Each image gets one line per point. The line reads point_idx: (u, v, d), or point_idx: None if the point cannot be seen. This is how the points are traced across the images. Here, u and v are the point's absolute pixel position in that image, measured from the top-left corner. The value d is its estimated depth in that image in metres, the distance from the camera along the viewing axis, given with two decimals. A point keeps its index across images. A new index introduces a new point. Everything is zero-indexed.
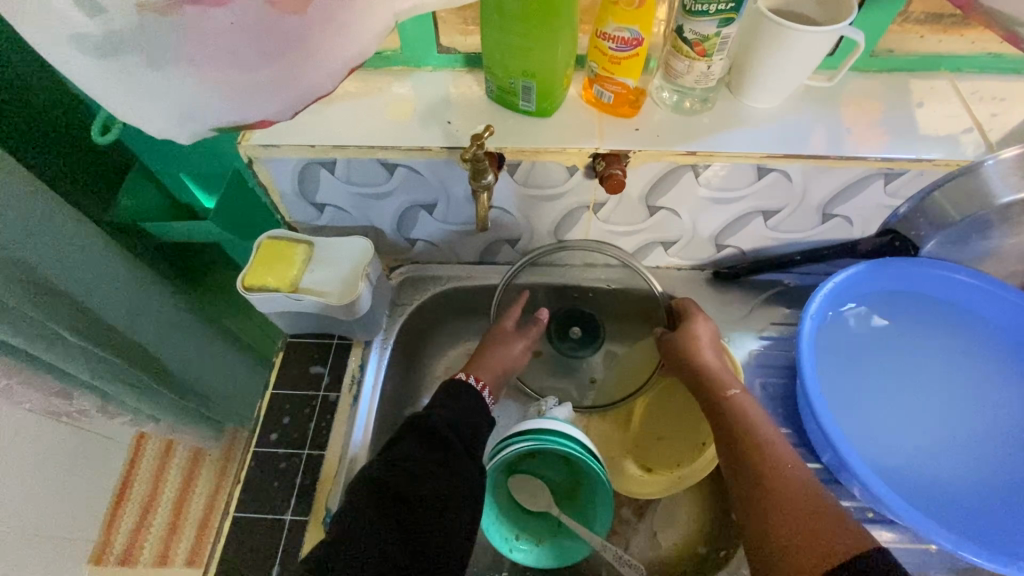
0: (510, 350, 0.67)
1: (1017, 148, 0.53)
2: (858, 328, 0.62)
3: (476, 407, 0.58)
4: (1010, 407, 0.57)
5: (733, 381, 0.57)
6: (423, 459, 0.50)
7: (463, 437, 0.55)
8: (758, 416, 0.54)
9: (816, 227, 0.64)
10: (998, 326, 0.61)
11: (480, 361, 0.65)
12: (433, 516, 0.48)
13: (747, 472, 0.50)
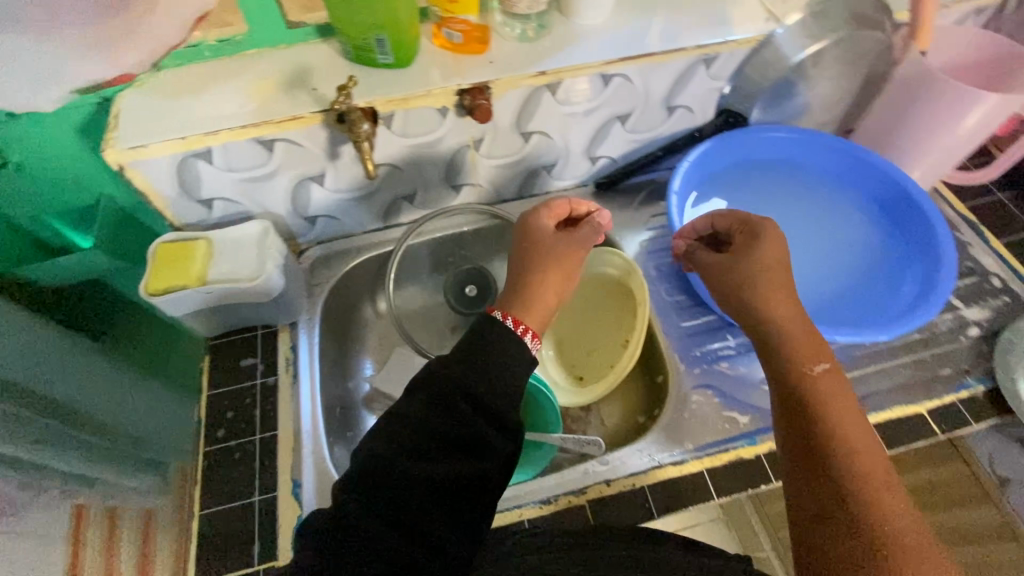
0: (555, 272, 0.58)
1: (797, 16, 0.65)
2: (719, 203, 0.72)
3: (509, 348, 0.48)
4: (830, 235, 0.71)
5: (818, 356, 0.50)
6: (437, 431, 0.43)
7: (488, 404, 0.45)
8: (829, 393, 0.48)
9: (665, 121, 0.74)
10: (821, 168, 0.73)
11: (526, 306, 0.55)
12: (455, 502, 0.42)
13: (807, 419, 0.47)
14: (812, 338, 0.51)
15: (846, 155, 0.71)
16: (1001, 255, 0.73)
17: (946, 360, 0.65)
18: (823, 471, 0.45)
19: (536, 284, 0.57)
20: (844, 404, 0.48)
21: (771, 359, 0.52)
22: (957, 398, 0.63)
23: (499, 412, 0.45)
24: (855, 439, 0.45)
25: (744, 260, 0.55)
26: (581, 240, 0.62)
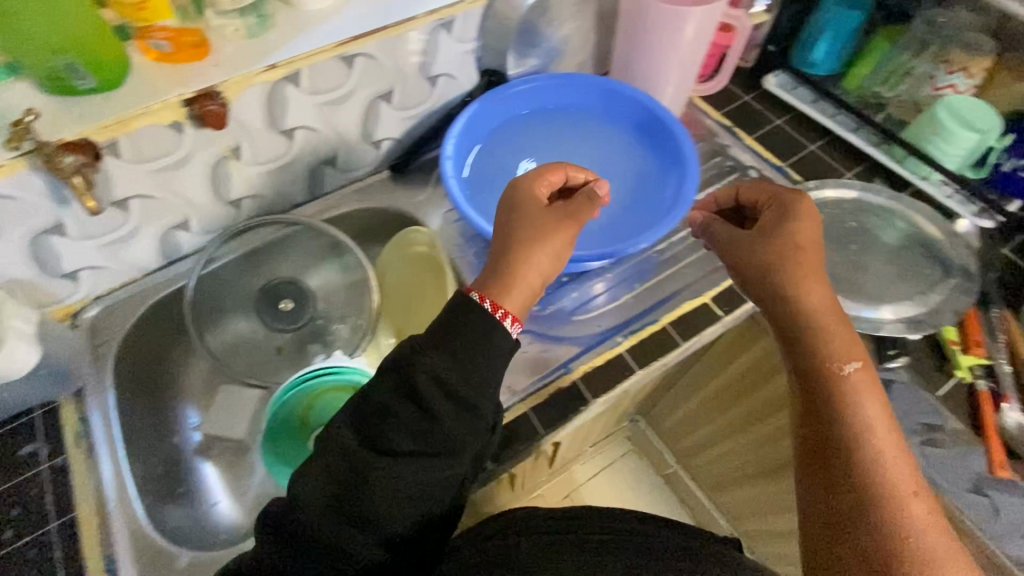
0: (562, 238, 0.55)
1: None
2: (492, 156, 0.72)
3: (484, 331, 0.49)
4: (609, 161, 0.73)
5: (853, 355, 0.54)
6: (399, 425, 0.48)
7: (461, 398, 0.48)
8: (860, 399, 0.53)
9: (432, 92, 0.74)
10: (581, 103, 0.76)
11: (506, 281, 0.52)
12: (418, 490, 0.47)
13: (850, 404, 0.52)
14: (839, 318, 0.56)
15: (598, 86, 0.74)
16: (754, 149, 0.82)
17: None
18: (828, 455, 0.52)
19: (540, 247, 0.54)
20: (866, 411, 0.52)
21: (802, 349, 0.56)
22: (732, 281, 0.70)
23: (468, 418, 0.49)
24: (878, 430, 0.51)
25: (774, 232, 0.58)
26: (580, 214, 0.56)
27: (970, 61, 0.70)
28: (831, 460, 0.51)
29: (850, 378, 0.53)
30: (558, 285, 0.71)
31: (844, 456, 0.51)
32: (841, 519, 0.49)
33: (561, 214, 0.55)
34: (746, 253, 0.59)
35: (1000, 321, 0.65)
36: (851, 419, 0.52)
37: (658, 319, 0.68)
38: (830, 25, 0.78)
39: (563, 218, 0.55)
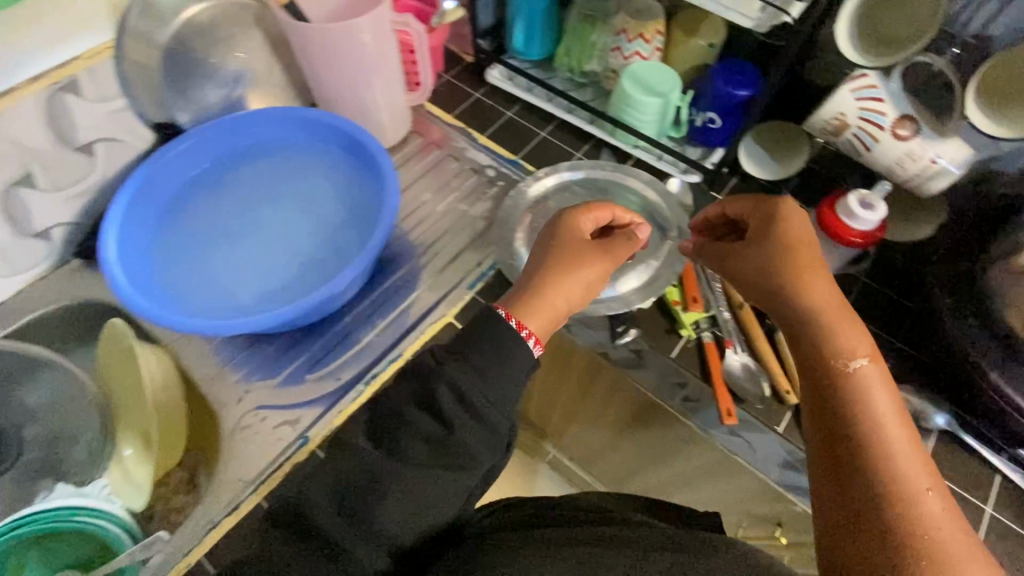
0: (580, 278, 0.57)
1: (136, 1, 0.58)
2: (181, 223, 0.65)
3: (506, 344, 0.50)
4: (314, 191, 0.67)
5: (861, 349, 0.47)
6: (478, 390, 0.48)
7: (461, 425, 0.47)
8: (874, 393, 0.45)
9: (93, 162, 0.65)
10: (280, 140, 0.70)
11: (540, 292, 0.55)
12: (411, 511, 0.43)
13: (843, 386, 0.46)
14: (845, 311, 0.49)
15: (289, 117, 0.68)
16: (489, 147, 0.80)
17: (460, 264, 0.70)
18: (858, 513, 0.41)
19: (567, 280, 0.56)
20: (880, 410, 0.44)
21: (802, 350, 0.49)
22: (474, 292, 0.67)
23: (490, 425, 0.47)
24: (897, 441, 0.43)
25: (760, 231, 0.53)
26: (614, 250, 0.59)
27: (642, 27, 0.70)
28: (862, 516, 0.41)
29: (857, 374, 0.46)
30: (291, 343, 0.65)
31: (891, 502, 0.40)
32: (862, 547, 0.39)
33: (568, 260, 0.57)
34: (733, 265, 0.54)
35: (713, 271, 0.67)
36: (844, 393, 0.45)
37: (401, 354, 0.64)
38: (522, 8, 0.75)
39: (605, 253, 0.58)
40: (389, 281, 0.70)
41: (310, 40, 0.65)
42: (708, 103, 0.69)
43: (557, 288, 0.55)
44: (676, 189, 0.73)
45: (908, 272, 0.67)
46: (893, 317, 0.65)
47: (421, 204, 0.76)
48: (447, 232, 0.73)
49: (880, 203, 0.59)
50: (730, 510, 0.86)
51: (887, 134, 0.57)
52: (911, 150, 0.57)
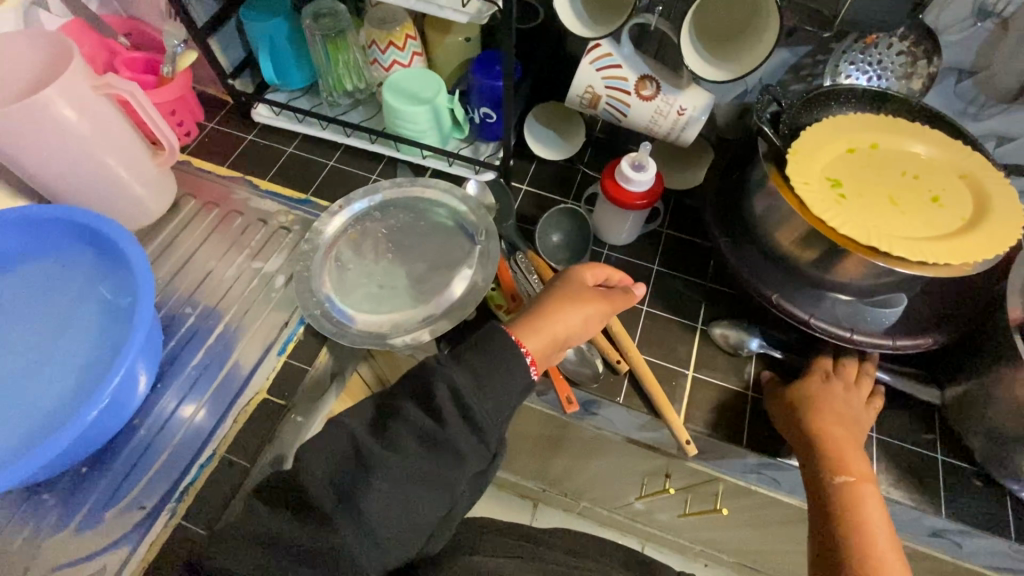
0: (576, 311, 0.54)
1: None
2: None
3: (507, 358, 0.46)
4: (57, 294, 0.57)
5: (864, 484, 0.49)
6: (479, 386, 0.45)
7: (463, 421, 0.43)
8: (873, 524, 0.47)
9: None
10: (6, 249, 0.59)
11: (538, 316, 0.53)
12: (397, 509, 0.40)
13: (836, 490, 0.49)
14: (846, 423, 0.53)
15: (8, 222, 0.58)
16: (273, 191, 0.73)
17: (265, 329, 0.64)
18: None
19: (560, 313, 0.53)
20: (880, 541, 0.46)
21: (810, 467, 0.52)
22: (285, 356, 0.62)
23: (483, 428, 0.43)
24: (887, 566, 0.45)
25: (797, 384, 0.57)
26: (614, 298, 0.58)
27: (389, 36, 0.66)
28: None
29: (856, 506, 0.48)
30: (79, 479, 0.55)
31: None
32: None
33: (573, 293, 0.56)
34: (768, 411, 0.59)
35: (524, 262, 0.66)
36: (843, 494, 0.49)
37: (214, 452, 0.57)
38: (261, 39, 0.69)
39: (593, 295, 0.56)
40: (187, 369, 0.62)
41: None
42: (478, 99, 0.69)
43: (554, 321, 0.53)
44: (475, 191, 0.71)
45: (695, 213, 0.72)
46: (699, 260, 0.69)
47: (209, 272, 0.68)
48: (245, 297, 0.66)
49: (650, 162, 0.61)
50: (627, 475, 0.85)
51: (634, 97, 0.60)
52: (658, 107, 0.60)
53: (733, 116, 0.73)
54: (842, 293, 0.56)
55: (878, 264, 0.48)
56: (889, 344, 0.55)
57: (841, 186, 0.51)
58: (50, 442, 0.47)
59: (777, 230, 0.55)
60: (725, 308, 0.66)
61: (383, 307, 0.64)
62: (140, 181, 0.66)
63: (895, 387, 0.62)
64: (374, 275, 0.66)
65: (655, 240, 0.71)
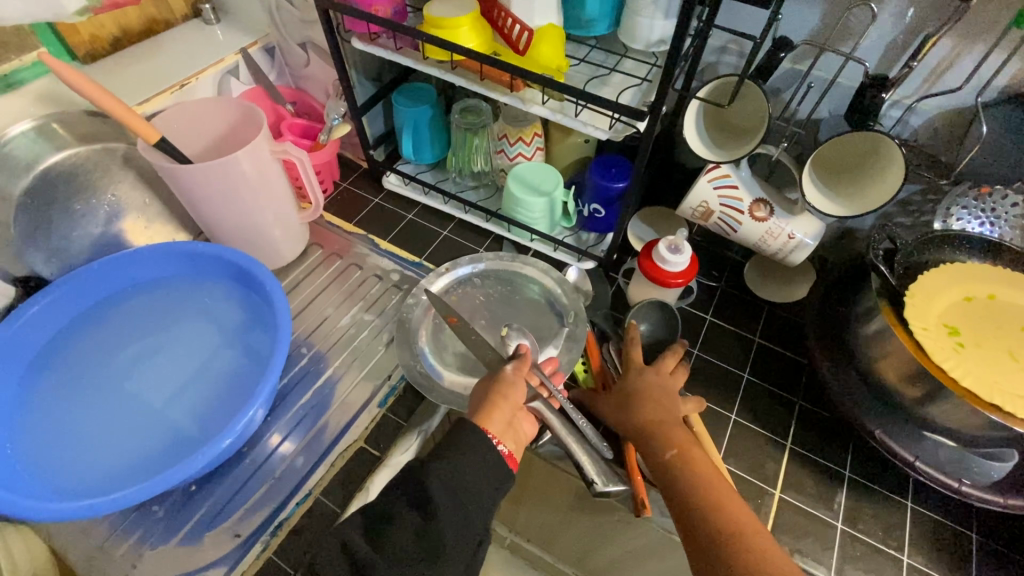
0: (521, 394, 0.55)
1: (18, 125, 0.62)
2: (49, 380, 0.58)
3: (481, 447, 0.50)
4: (203, 324, 0.64)
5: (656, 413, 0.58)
6: (459, 480, 0.49)
7: (451, 523, 0.47)
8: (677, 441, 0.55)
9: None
10: (168, 275, 0.67)
11: (490, 402, 0.53)
12: None
13: (674, 474, 0.53)
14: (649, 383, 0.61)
15: (175, 252, 0.66)
16: (391, 251, 0.80)
17: (367, 381, 0.68)
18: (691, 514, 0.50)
19: (508, 387, 0.55)
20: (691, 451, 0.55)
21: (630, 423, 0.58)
22: (385, 409, 0.67)
23: (466, 530, 0.47)
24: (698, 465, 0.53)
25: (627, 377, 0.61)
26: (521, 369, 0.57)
27: (520, 132, 0.73)
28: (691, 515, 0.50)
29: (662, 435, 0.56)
30: (188, 496, 0.59)
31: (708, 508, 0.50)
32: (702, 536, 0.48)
33: (502, 372, 0.56)
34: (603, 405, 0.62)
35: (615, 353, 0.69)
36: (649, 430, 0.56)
37: (309, 493, 0.60)
38: (407, 121, 0.78)
39: (514, 371, 0.56)
40: (295, 406, 0.67)
41: (186, 183, 0.64)
42: (591, 196, 0.74)
43: (499, 410, 0.53)
44: (575, 276, 0.77)
45: (790, 327, 0.73)
46: (789, 374, 0.70)
47: (325, 319, 0.74)
48: (354, 347, 0.72)
49: (685, 245, 0.66)
50: None
51: (747, 217, 0.63)
52: (769, 229, 0.63)
53: (834, 237, 0.75)
54: (948, 439, 0.55)
55: (993, 419, 0.48)
56: (999, 502, 0.54)
57: (958, 333, 0.52)
58: (187, 463, 0.52)
59: (882, 363, 0.56)
60: (814, 430, 0.66)
61: (471, 371, 0.67)
62: (281, 228, 0.74)
63: (1000, 544, 0.59)
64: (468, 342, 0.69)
65: (747, 347, 0.72)
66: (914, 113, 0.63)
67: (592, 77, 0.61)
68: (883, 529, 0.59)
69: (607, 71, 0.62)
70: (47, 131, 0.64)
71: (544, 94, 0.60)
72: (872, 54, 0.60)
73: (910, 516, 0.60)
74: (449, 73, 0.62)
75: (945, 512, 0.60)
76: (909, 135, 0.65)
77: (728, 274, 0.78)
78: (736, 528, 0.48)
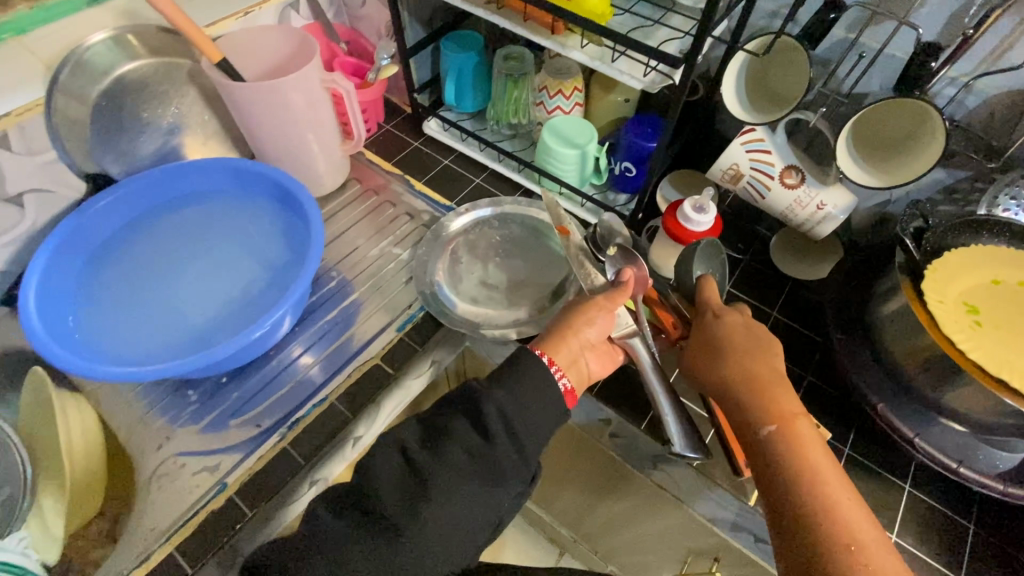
0: (601, 325, 0.60)
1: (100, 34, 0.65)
2: (108, 268, 0.64)
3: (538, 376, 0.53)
4: (247, 235, 0.69)
5: (756, 375, 0.54)
6: (513, 417, 0.51)
7: (489, 455, 0.49)
8: (785, 412, 0.51)
9: (21, 214, 0.65)
10: (218, 188, 0.72)
11: (560, 337, 0.58)
12: (454, 523, 0.46)
13: (771, 447, 0.49)
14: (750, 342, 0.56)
15: (227, 168, 0.70)
16: (424, 193, 0.83)
17: (389, 308, 0.72)
18: (793, 497, 0.46)
19: (580, 326, 0.60)
20: (803, 426, 0.50)
21: (727, 385, 0.55)
22: (402, 334, 0.70)
23: (504, 468, 0.49)
24: (807, 442, 0.49)
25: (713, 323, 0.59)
26: (616, 299, 0.60)
27: (560, 84, 0.75)
28: (796, 499, 0.46)
29: (772, 404, 0.52)
30: (217, 387, 0.65)
31: (814, 492, 0.46)
32: (803, 522, 0.45)
33: (592, 299, 0.61)
34: (699, 351, 0.59)
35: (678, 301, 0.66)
36: (752, 393, 0.53)
37: (326, 396, 0.64)
38: (453, 66, 0.80)
39: (605, 300, 0.60)
40: (321, 321, 0.71)
41: (241, 101, 0.69)
42: (623, 154, 0.74)
43: (564, 343, 0.58)
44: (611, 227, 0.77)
45: (812, 305, 0.72)
46: (802, 349, 0.69)
47: (356, 248, 0.78)
48: (379, 276, 0.76)
49: (711, 207, 0.66)
50: (671, 548, 0.84)
51: (777, 183, 0.63)
52: (798, 197, 0.63)
53: (869, 219, 0.74)
54: (957, 423, 0.54)
55: (1005, 401, 0.47)
56: (999, 489, 0.53)
57: (978, 313, 0.51)
58: (225, 346, 0.57)
59: (895, 339, 0.55)
60: (820, 405, 0.66)
61: (481, 301, 0.71)
62: (324, 156, 0.78)
63: (996, 536, 0.58)
64: (481, 278, 0.73)
65: (764, 320, 0.71)
66: (971, 92, 0.60)
67: (636, 28, 0.61)
68: (874, 507, 0.59)
69: (653, 24, 0.62)
70: (122, 41, 0.66)
71: (584, 39, 0.61)
72: (930, 25, 0.58)
73: (908, 500, 0.60)
74: (494, 14, 0.64)
75: (947, 499, 0.59)
76: (963, 117, 0.62)
77: (754, 248, 0.78)
78: (827, 513, 0.45)
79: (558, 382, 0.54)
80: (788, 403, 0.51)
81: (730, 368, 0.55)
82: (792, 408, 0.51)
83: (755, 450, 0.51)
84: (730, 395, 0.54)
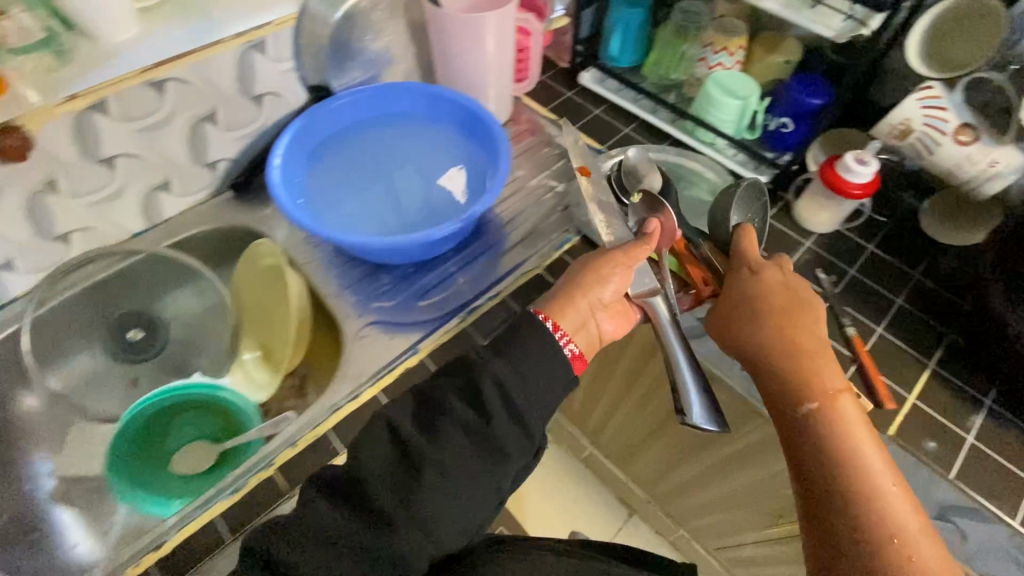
0: (623, 278, 0.63)
1: None
2: (328, 164, 0.76)
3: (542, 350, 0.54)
4: (437, 151, 0.80)
5: (805, 346, 0.58)
6: (532, 385, 0.52)
7: (492, 435, 0.50)
8: (830, 384, 0.55)
9: (258, 111, 0.78)
10: (412, 109, 0.81)
11: (566, 301, 0.61)
12: (444, 517, 0.46)
13: (815, 425, 0.53)
14: (793, 312, 0.60)
15: (424, 92, 0.80)
16: (577, 137, 0.88)
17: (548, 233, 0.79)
18: (829, 488, 0.50)
19: (594, 286, 0.61)
20: (845, 402, 0.54)
21: (774, 355, 0.58)
22: (562, 252, 0.77)
23: (500, 447, 0.49)
24: (848, 422, 0.53)
25: (755, 283, 0.63)
26: (634, 257, 0.63)
27: (727, 42, 0.82)
28: (836, 493, 0.50)
29: (822, 382, 0.55)
30: (404, 274, 0.75)
31: (855, 484, 0.50)
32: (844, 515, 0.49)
33: (615, 254, 0.63)
34: (739, 313, 0.62)
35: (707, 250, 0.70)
36: (802, 368, 0.57)
37: (498, 292, 0.74)
38: (620, 22, 0.88)
39: (624, 257, 0.63)
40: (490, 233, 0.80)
41: (449, 31, 0.78)
42: (783, 109, 0.79)
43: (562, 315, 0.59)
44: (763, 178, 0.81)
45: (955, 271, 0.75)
46: (942, 310, 0.72)
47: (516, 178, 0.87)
48: (534, 206, 0.82)
49: (872, 159, 0.70)
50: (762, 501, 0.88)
51: (950, 139, 0.66)
52: (970, 153, 0.66)
53: None
54: None
55: None
56: None
57: None
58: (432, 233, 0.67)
59: None
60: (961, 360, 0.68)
61: None
62: (498, 92, 0.87)
63: None
64: None
65: (907, 280, 0.74)
66: None
67: None
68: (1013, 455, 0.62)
69: None
70: None
71: None
72: None
73: None
74: None
75: None
76: None
77: (898, 215, 0.80)
78: (868, 498, 0.49)
79: (564, 349, 0.56)
80: (831, 381, 0.55)
81: (783, 340, 0.59)
82: (834, 381, 0.55)
83: (793, 430, 0.55)
84: (776, 359, 0.58)
